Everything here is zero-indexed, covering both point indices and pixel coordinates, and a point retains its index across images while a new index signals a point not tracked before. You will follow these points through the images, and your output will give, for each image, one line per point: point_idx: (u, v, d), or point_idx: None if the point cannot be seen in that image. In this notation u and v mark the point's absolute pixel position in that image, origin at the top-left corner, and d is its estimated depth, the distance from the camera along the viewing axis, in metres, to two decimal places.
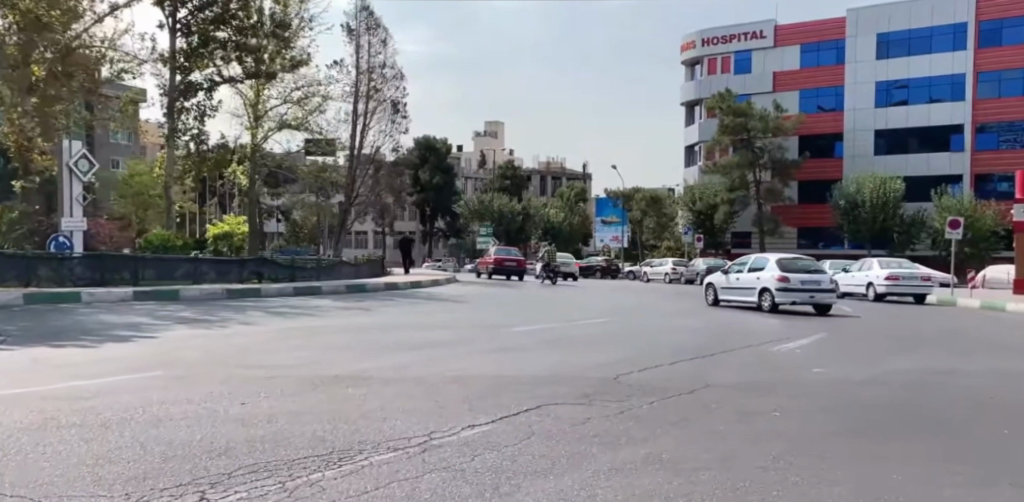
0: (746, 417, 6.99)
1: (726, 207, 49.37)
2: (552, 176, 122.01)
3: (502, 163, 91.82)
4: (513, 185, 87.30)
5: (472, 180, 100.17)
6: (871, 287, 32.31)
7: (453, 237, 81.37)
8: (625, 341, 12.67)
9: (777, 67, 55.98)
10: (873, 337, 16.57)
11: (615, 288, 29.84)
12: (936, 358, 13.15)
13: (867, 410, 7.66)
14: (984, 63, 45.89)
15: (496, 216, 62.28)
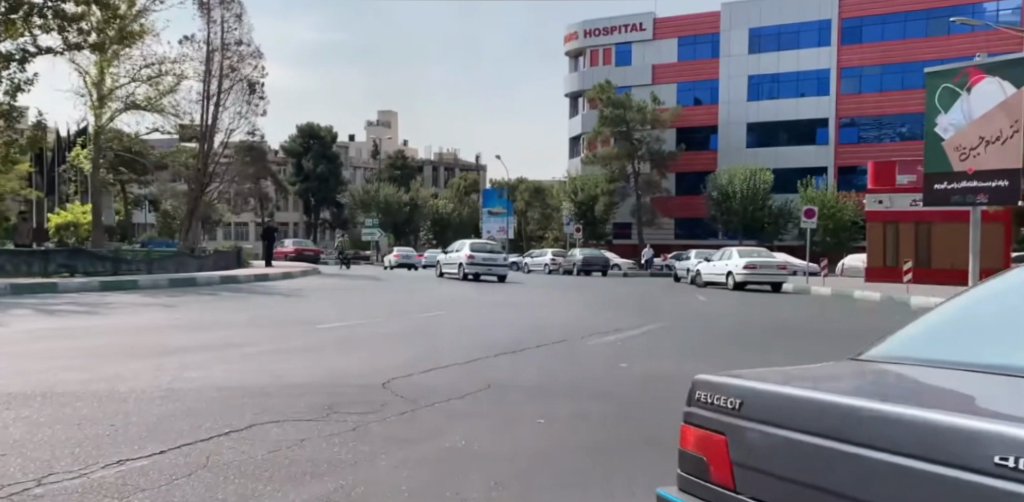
0: (498, 448, 5.99)
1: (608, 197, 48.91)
2: (445, 167, 120.14)
3: (392, 152, 89.83)
4: (403, 175, 85.53)
5: (360, 168, 97.57)
6: (730, 275, 34.28)
7: (338, 228, 79.16)
8: (430, 344, 11.70)
9: (655, 59, 56.19)
10: (710, 332, 16.10)
11: (480, 282, 29.00)
12: (758, 351, 12.69)
13: (652, 435, 6.87)
14: (846, 60, 46.99)
15: (382, 208, 60.52)
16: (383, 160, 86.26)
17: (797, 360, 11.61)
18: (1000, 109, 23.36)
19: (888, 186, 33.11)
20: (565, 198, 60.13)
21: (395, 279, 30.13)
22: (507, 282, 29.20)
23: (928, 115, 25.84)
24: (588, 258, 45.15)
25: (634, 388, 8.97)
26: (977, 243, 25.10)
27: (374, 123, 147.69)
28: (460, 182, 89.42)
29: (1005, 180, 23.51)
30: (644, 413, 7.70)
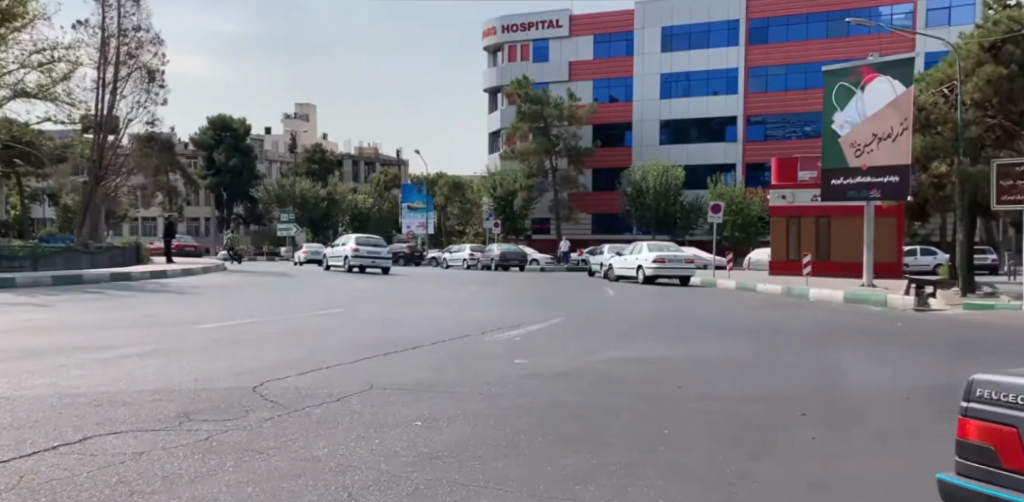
0: (367, 453, 5.64)
1: (525, 193, 48.87)
2: (365, 161, 118.38)
3: (309, 146, 88.08)
4: (320, 169, 83.90)
5: (276, 162, 95.37)
6: (641, 269, 34.38)
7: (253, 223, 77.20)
8: (321, 340, 11.31)
9: (570, 56, 56.38)
10: (616, 326, 16.04)
11: (393, 280, 28.52)
12: (655, 344, 12.63)
13: (540, 430, 6.62)
14: (754, 59, 47.97)
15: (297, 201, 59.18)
16: (301, 153, 84.48)
17: (692, 352, 11.56)
18: (892, 107, 24.98)
19: (791, 182, 33.90)
20: (482, 193, 59.91)
21: (306, 275, 29.37)
22: (422, 279, 28.80)
23: (826, 112, 27.06)
24: (504, 253, 45.06)
25: (524, 384, 8.69)
26: (871, 238, 25.93)
27: (292, 115, 144.90)
28: (378, 177, 88.31)
29: (895, 176, 25.26)
30: (529, 410, 7.40)
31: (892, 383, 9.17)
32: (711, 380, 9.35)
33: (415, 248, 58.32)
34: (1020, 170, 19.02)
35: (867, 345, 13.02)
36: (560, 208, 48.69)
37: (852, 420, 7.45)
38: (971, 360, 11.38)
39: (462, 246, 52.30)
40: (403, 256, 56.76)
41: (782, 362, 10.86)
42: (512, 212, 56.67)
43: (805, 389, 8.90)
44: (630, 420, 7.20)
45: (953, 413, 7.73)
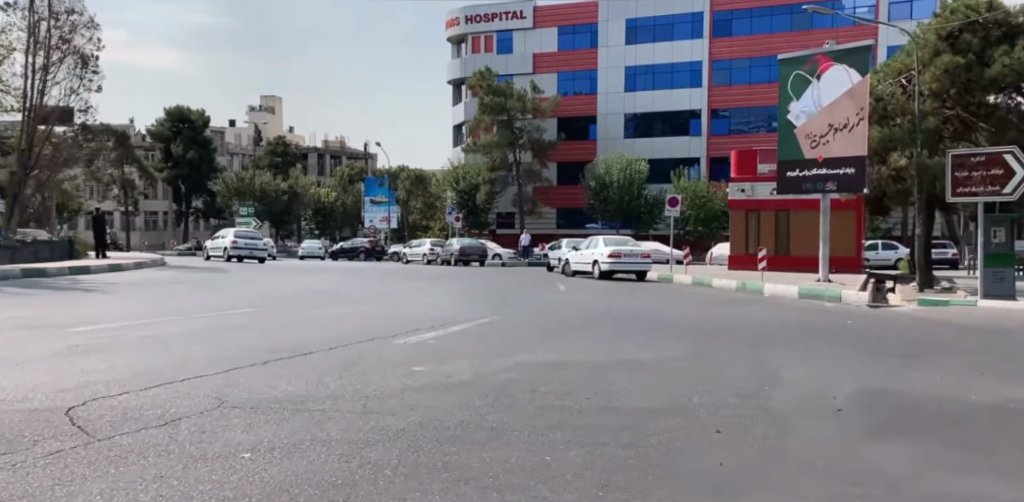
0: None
1: (488, 187, 47.64)
2: (333, 155, 116.11)
3: (273, 138, 86.04)
4: (283, 163, 81.89)
5: (240, 156, 93.10)
6: (596, 264, 33.44)
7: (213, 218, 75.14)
8: (206, 344, 10.13)
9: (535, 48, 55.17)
10: (553, 324, 14.98)
11: (340, 277, 27.23)
12: (582, 344, 11.55)
13: (402, 460, 5.49)
14: (718, 52, 47.18)
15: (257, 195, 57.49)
16: (264, 146, 82.45)
17: (618, 354, 10.48)
18: (848, 96, 24.24)
19: (750, 175, 33.17)
20: (445, 186, 58.57)
21: (251, 273, 27.99)
22: (371, 276, 27.59)
23: (781, 102, 26.23)
24: (463, 248, 43.92)
25: (409, 394, 7.50)
26: (827, 232, 25.16)
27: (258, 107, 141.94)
28: (343, 171, 86.42)
29: (850, 167, 24.49)
30: (393, 430, 6.22)
31: (826, 390, 8.14)
32: (626, 389, 8.23)
33: (376, 243, 56.90)
34: (977, 160, 18.24)
35: (812, 346, 12.06)
36: (523, 202, 47.54)
37: (770, 439, 6.36)
38: (920, 362, 10.41)
39: (423, 240, 51.06)
40: (364, 252, 55.28)
41: (712, 366, 9.82)
42: (474, 206, 55.50)
43: (727, 400, 7.84)
44: (507, 443, 6.04)
45: (886, 428, 6.71)
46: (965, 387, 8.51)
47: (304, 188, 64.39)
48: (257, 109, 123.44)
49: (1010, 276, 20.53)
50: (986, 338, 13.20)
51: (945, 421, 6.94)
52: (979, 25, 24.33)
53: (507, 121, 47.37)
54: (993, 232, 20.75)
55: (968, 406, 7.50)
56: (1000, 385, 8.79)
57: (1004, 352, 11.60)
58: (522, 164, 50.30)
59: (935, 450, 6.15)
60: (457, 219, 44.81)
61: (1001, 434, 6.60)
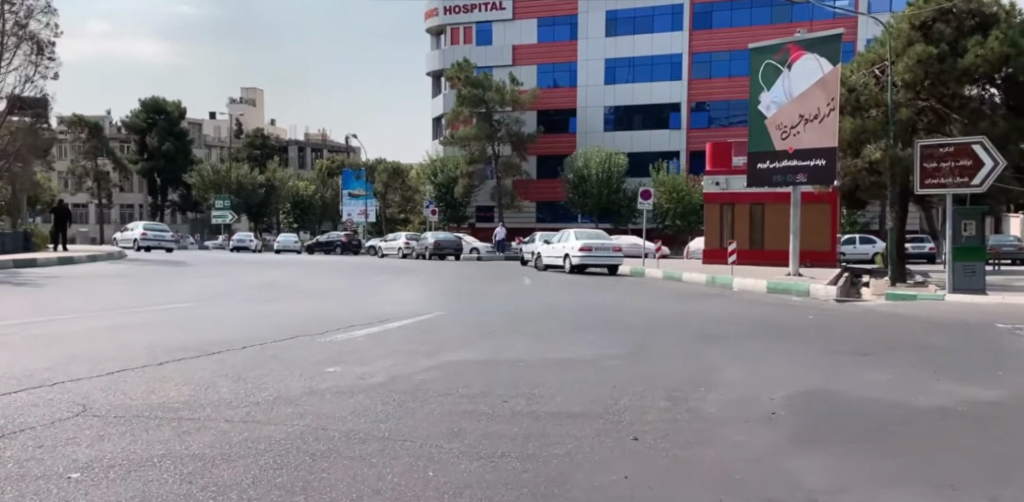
0: None
1: (465, 180, 46.64)
2: (313, 147, 114.62)
3: (251, 130, 84.60)
4: (262, 155, 80.55)
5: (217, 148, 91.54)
6: (568, 258, 32.72)
7: (189, 210, 73.77)
8: (111, 341, 9.33)
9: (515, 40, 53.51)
10: (504, 319, 14.25)
11: (303, 271, 26.31)
12: (523, 341, 10.85)
13: (259, 483, 4.78)
14: (698, 45, 46.59)
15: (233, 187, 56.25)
16: (242, 138, 81.08)
17: (556, 352, 9.79)
18: (819, 87, 23.53)
19: (725, 168, 32.60)
20: (423, 179, 57.70)
21: (212, 267, 27.00)
22: (336, 270, 26.68)
23: (752, 92, 25.26)
24: (438, 241, 42.89)
25: (303, 393, 6.76)
26: (797, 225, 24.52)
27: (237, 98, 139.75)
28: (323, 163, 85.20)
29: (821, 159, 23.85)
30: (265, 441, 5.49)
31: (766, 394, 7.51)
32: (550, 384, 7.55)
33: (353, 236, 55.77)
34: (945, 151, 17.71)
35: (766, 342, 11.45)
36: (501, 196, 46.64)
37: (688, 447, 5.72)
38: (874, 361, 9.84)
39: (399, 234, 50.13)
40: (340, 245, 54.07)
41: (653, 363, 9.16)
42: (452, 199, 54.69)
43: (657, 402, 7.17)
44: (392, 455, 5.34)
45: (821, 436, 6.08)
46: (917, 389, 7.93)
47: (282, 180, 63.01)
48: (236, 99, 121.34)
49: (981, 270, 20.04)
50: (950, 335, 12.65)
51: (889, 427, 6.36)
52: (952, 14, 23.77)
53: (485, 113, 46.44)
54: (964, 225, 20.33)
55: (913, 410, 6.90)
56: (954, 386, 8.21)
57: (965, 350, 11.03)
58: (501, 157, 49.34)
59: (867, 464, 5.54)
60: (433, 212, 43.86)
61: (941, 441, 6.01)
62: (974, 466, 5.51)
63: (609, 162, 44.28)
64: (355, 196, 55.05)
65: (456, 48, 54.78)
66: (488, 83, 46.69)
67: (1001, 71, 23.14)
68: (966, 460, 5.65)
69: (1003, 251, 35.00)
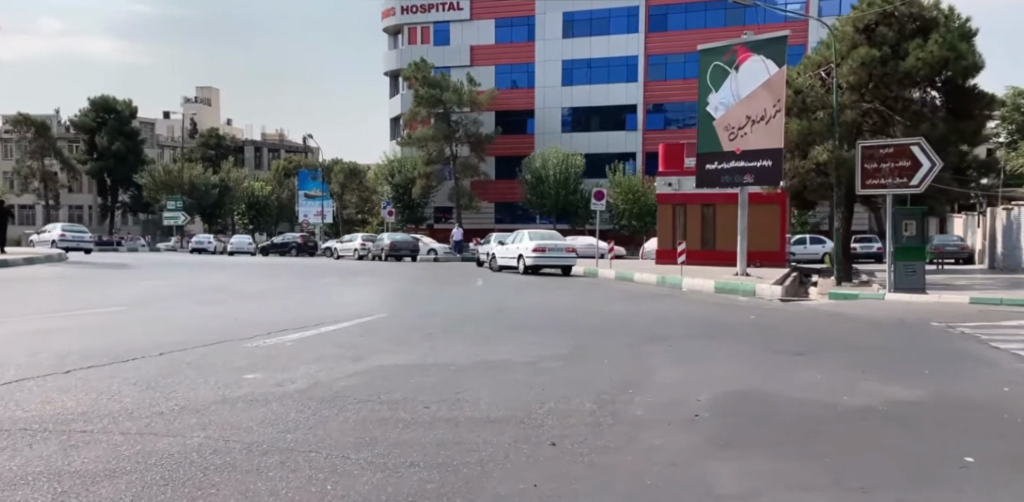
0: None
1: (423, 181, 46.29)
2: (269, 147, 113.16)
3: (205, 130, 83.16)
4: (216, 154, 79.13)
5: (171, 147, 89.83)
6: (521, 259, 32.58)
7: (141, 211, 72.32)
8: (28, 348, 9.00)
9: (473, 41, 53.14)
10: (446, 318, 14.03)
11: (251, 272, 25.80)
12: (458, 339, 10.64)
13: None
14: (654, 47, 46.88)
15: (186, 187, 55.16)
16: (196, 137, 79.70)
17: (490, 350, 9.59)
18: (766, 88, 23.79)
19: (677, 169, 32.86)
20: (380, 179, 57.18)
21: (157, 270, 26.35)
22: (286, 272, 26.22)
23: (701, 93, 25.40)
24: (394, 243, 42.44)
25: (209, 398, 6.54)
26: (746, 225, 24.68)
27: (193, 97, 137.44)
28: (279, 163, 84.10)
29: (768, 159, 24.03)
30: (157, 456, 5.37)
31: (692, 394, 7.34)
32: (477, 382, 7.31)
33: (309, 238, 54.97)
34: (884, 151, 17.99)
35: (704, 340, 11.36)
36: (458, 197, 46.36)
37: (600, 454, 5.56)
38: (809, 359, 9.78)
39: (355, 234, 49.57)
40: (295, 247, 53.23)
41: (586, 361, 8.98)
42: (410, 200, 54.32)
43: (585, 402, 6.98)
44: (291, 467, 5.21)
45: (741, 438, 5.95)
46: (846, 389, 7.84)
47: (236, 180, 61.91)
48: (190, 99, 119.24)
49: (920, 270, 20.40)
50: (888, 333, 12.72)
51: (811, 428, 6.22)
52: (894, 17, 24.29)
53: (443, 113, 46.13)
54: (905, 225, 20.64)
55: (835, 410, 6.82)
56: (883, 385, 8.14)
57: (901, 349, 11.04)
58: (458, 158, 49.07)
59: (782, 471, 5.40)
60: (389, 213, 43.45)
61: (857, 442, 5.93)
62: (892, 474, 5.38)
63: (566, 162, 44.38)
64: (310, 198, 54.26)
65: (413, 48, 54.28)
66: (445, 84, 46.41)
67: (939, 74, 23.81)
68: (883, 464, 5.53)
69: (946, 250, 35.70)
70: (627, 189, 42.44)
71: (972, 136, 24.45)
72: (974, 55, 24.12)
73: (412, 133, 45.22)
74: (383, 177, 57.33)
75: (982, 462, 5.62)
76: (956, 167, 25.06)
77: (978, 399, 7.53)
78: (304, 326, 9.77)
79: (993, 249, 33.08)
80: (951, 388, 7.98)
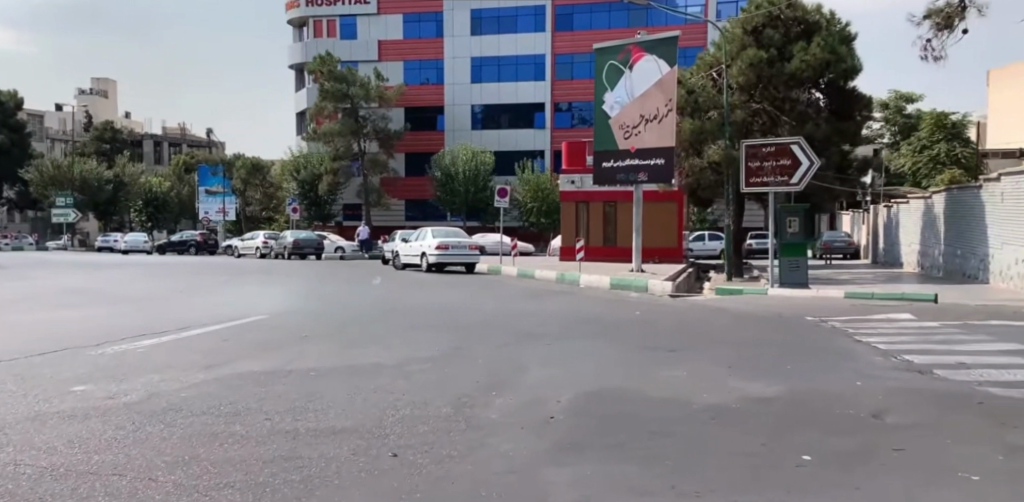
0: None
1: (329, 177, 45.15)
2: (170, 143, 109.33)
3: (100, 124, 79.61)
4: (112, 150, 75.87)
5: (64, 142, 85.68)
6: (423, 257, 32.01)
7: (30, 209, 68.69)
8: None
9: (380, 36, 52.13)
10: (325, 316, 13.29)
11: (136, 272, 24.41)
12: (326, 338, 9.94)
13: None
14: (560, 46, 47.15)
15: (79, 184, 52.47)
16: (91, 132, 76.21)
17: (355, 349, 8.95)
18: (657, 88, 24.21)
19: (580, 167, 33.02)
20: (285, 177, 55.66)
21: (32, 270, 24.69)
22: (174, 272, 24.93)
23: (596, 92, 25.66)
24: (297, 241, 41.29)
25: (13, 410, 5.72)
26: (640, 223, 25.01)
27: (86, 89, 131.26)
28: (180, 159, 81.24)
29: (661, 158, 24.47)
30: None
31: (553, 395, 6.78)
32: (328, 389, 6.65)
33: (209, 236, 52.93)
34: (767, 150, 18.48)
35: (582, 338, 11.01)
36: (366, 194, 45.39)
37: (450, 466, 4.91)
38: (679, 357, 9.49)
39: (257, 232, 48.06)
40: (194, 246, 51.05)
41: (451, 362, 8.43)
42: (316, 198, 53.15)
43: (438, 406, 6.40)
44: (81, 495, 4.34)
45: (592, 441, 5.48)
46: (695, 386, 7.48)
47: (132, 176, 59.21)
48: (84, 91, 113.78)
49: (803, 265, 21.12)
50: (769, 328, 12.69)
51: (654, 429, 5.73)
52: (780, 20, 25.13)
53: (350, 108, 45.10)
54: (789, 222, 21.22)
55: (694, 407, 6.42)
56: (736, 381, 7.84)
57: (780, 343, 10.90)
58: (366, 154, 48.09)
59: (628, 478, 4.90)
60: (293, 210, 42.19)
61: (713, 442, 5.52)
62: (728, 477, 4.93)
63: (475, 160, 44.26)
64: (210, 194, 52.16)
65: (318, 42, 52.80)
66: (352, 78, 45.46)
67: (822, 76, 24.93)
68: (733, 465, 5.12)
69: (834, 246, 37.09)
70: (535, 187, 42.64)
71: (852, 137, 25.58)
72: (853, 59, 25.38)
73: (319, 129, 44.01)
74: (287, 174, 55.71)
75: (819, 460, 5.26)
76: (838, 166, 26.14)
77: (827, 393, 7.29)
78: (161, 332, 9.25)
79: (876, 244, 34.74)
80: (817, 384, 7.75)
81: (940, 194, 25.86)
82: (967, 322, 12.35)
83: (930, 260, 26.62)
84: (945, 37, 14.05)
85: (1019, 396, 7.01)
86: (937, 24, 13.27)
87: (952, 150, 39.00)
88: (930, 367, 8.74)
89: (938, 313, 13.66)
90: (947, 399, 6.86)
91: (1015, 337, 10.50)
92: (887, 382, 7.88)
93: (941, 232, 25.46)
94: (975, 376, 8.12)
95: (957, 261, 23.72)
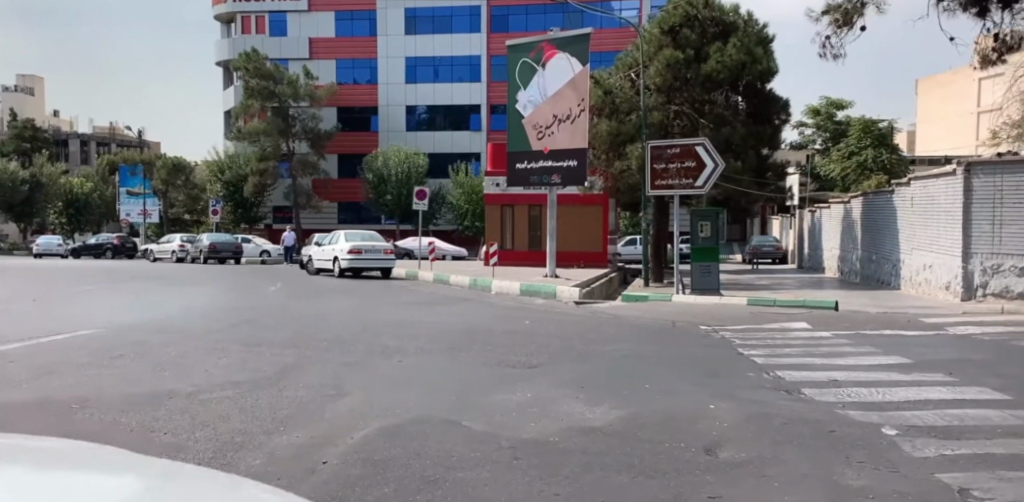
0: None
1: (255, 179, 43.17)
2: (98, 144, 104.96)
3: (21, 121, 75.80)
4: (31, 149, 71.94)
5: None
6: (336, 262, 30.49)
7: None
8: None
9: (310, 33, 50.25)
10: (176, 326, 11.97)
11: (12, 277, 22.51)
12: (142, 357, 8.70)
13: None
14: (495, 47, 46.11)
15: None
16: (10, 129, 72.33)
17: (165, 373, 7.77)
18: (570, 87, 23.50)
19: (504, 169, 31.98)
20: (211, 178, 53.37)
21: None
22: (57, 278, 23.10)
23: (510, 91, 24.73)
24: (214, 244, 39.14)
25: None
26: (554, 226, 24.13)
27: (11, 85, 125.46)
28: (107, 159, 77.92)
29: (574, 159, 23.78)
30: None
31: (348, 429, 5.81)
32: (77, 428, 5.57)
33: (128, 239, 50.15)
34: (672, 152, 17.83)
35: (443, 354, 10.00)
36: (294, 197, 43.47)
37: (149, 483, 4.03)
38: (537, 375, 8.56)
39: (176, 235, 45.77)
40: (111, 249, 48.19)
41: (266, 387, 7.37)
42: (243, 200, 51.03)
43: (199, 444, 5.35)
44: None
45: (353, 496, 4.51)
46: (524, 413, 6.57)
47: (49, 177, 56.14)
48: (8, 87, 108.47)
49: (714, 270, 20.49)
50: (660, 340, 11.80)
51: (431, 475, 4.80)
52: (696, 20, 24.63)
53: (277, 107, 43.02)
54: (699, 226, 20.64)
55: (504, 444, 5.47)
56: (576, 406, 6.94)
57: (659, 356, 10.04)
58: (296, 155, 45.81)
59: None
60: (212, 212, 40.11)
61: (500, 494, 4.59)
62: None
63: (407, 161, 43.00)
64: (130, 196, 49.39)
65: (245, 39, 50.61)
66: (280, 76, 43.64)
67: (739, 79, 24.47)
68: None
69: (761, 251, 36.85)
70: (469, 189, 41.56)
71: (768, 139, 25.22)
72: (769, 61, 25.08)
73: (244, 127, 41.90)
74: (212, 175, 53.42)
75: None
76: (755, 171, 25.56)
77: (672, 419, 6.45)
78: None
79: (802, 248, 34.53)
80: (665, 409, 6.87)
81: (857, 199, 25.55)
82: (860, 332, 11.73)
83: (848, 265, 26.25)
84: (844, 34, 13.50)
85: (878, 421, 6.24)
86: (836, 21, 12.60)
87: (879, 156, 38.77)
88: (799, 386, 7.95)
89: (835, 322, 13.02)
90: (796, 428, 6.05)
91: (900, 350, 9.86)
92: (743, 404, 7.06)
93: (858, 237, 25.21)
94: (843, 396, 7.34)
95: (873, 265, 23.33)
